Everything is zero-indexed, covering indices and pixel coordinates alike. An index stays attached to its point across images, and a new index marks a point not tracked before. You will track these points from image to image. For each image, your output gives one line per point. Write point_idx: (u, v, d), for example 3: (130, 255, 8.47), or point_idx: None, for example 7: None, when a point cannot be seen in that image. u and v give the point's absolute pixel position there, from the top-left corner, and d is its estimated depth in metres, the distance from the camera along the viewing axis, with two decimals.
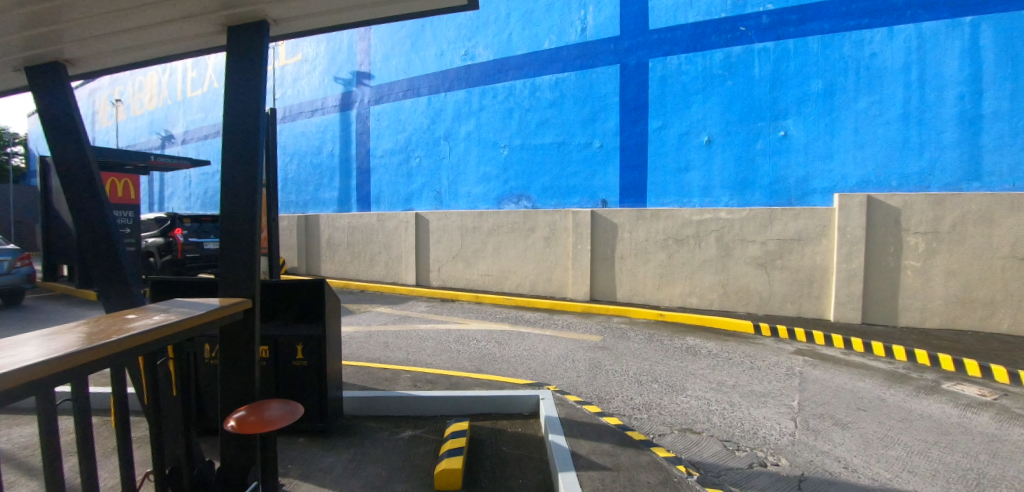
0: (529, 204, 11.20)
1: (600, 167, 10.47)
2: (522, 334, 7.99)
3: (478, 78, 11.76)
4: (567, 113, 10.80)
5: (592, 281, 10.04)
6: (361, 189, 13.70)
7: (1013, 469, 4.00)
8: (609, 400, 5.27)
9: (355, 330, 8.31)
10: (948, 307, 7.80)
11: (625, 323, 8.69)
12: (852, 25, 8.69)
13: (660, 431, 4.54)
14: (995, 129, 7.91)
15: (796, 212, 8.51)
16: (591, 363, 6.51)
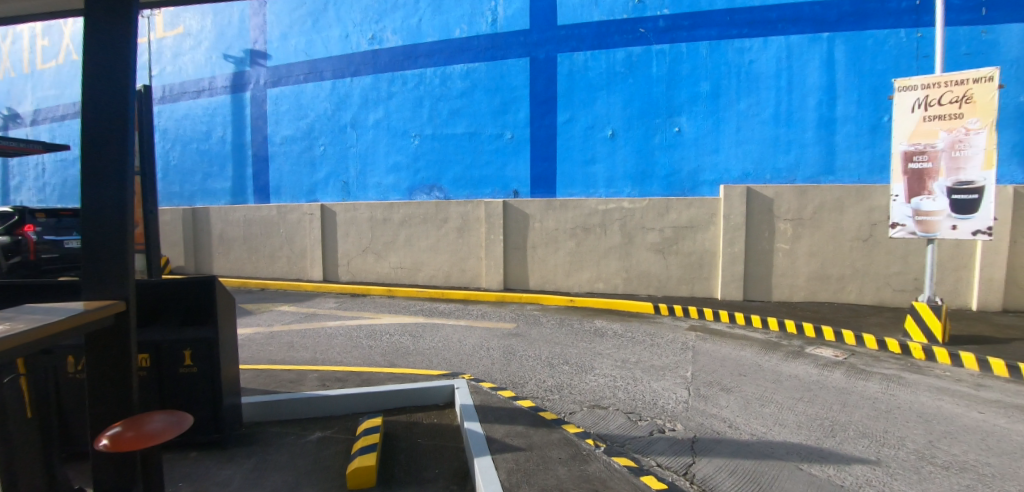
0: (441, 195, 11.28)
1: (511, 158, 10.79)
2: (436, 326, 8.14)
3: (386, 64, 11.61)
4: (477, 104, 11.00)
5: (505, 271, 10.37)
6: (258, 178, 13.01)
7: (857, 414, 4.81)
8: (522, 384, 5.60)
9: (255, 331, 8.00)
10: (811, 283, 9.00)
11: (537, 310, 9.11)
12: (734, 33, 9.65)
13: (571, 409, 4.93)
14: (846, 130, 9.21)
15: (688, 202, 9.36)
16: (505, 350, 6.82)
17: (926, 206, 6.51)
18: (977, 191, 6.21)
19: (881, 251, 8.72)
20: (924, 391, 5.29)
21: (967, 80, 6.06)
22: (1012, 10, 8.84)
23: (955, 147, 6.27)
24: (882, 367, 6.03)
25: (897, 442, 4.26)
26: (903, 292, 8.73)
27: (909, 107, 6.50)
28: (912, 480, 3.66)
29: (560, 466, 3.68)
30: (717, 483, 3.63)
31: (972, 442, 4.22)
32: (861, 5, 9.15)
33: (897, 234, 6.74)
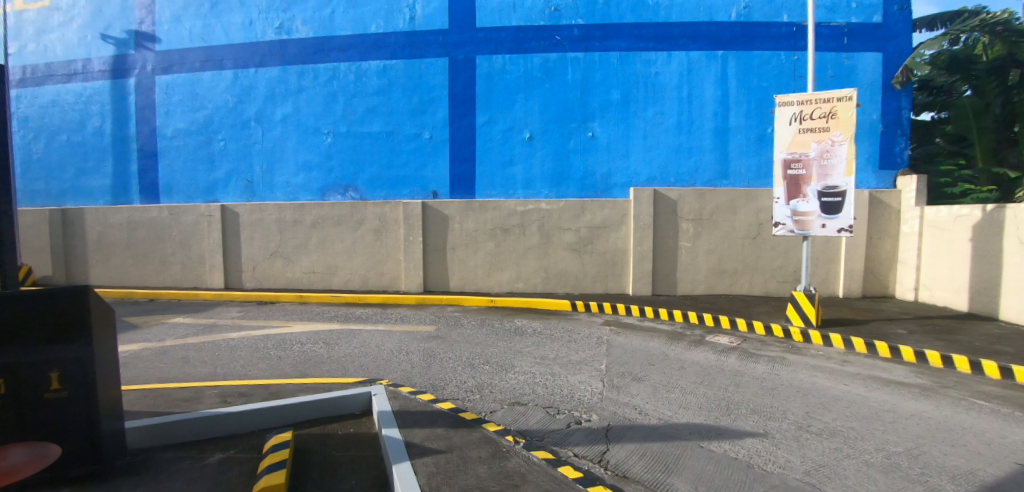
0: (356, 195, 11.08)
1: (429, 158, 10.83)
2: (352, 333, 7.94)
3: (295, 56, 11.23)
4: (395, 102, 10.92)
5: (425, 273, 10.38)
6: (146, 175, 12.03)
7: (749, 393, 5.38)
8: (443, 386, 5.66)
9: (143, 347, 7.32)
10: (709, 278, 9.85)
11: (458, 311, 9.23)
12: (642, 46, 10.36)
13: (491, 409, 5.04)
14: (738, 139, 10.21)
15: (601, 204, 9.90)
16: (424, 352, 6.89)
17: (802, 207, 7.40)
18: (840, 195, 7.16)
19: (766, 248, 9.73)
20: (802, 369, 6.02)
21: (833, 99, 7.00)
22: (869, 39, 10.23)
23: (824, 156, 7.19)
24: (769, 350, 6.77)
25: (781, 415, 4.81)
26: (785, 284, 9.80)
27: (788, 120, 7.34)
28: (793, 447, 4.15)
29: (480, 465, 3.68)
30: (628, 467, 3.88)
31: (840, 411, 4.87)
32: (750, 28, 10.20)
33: (779, 232, 7.59)
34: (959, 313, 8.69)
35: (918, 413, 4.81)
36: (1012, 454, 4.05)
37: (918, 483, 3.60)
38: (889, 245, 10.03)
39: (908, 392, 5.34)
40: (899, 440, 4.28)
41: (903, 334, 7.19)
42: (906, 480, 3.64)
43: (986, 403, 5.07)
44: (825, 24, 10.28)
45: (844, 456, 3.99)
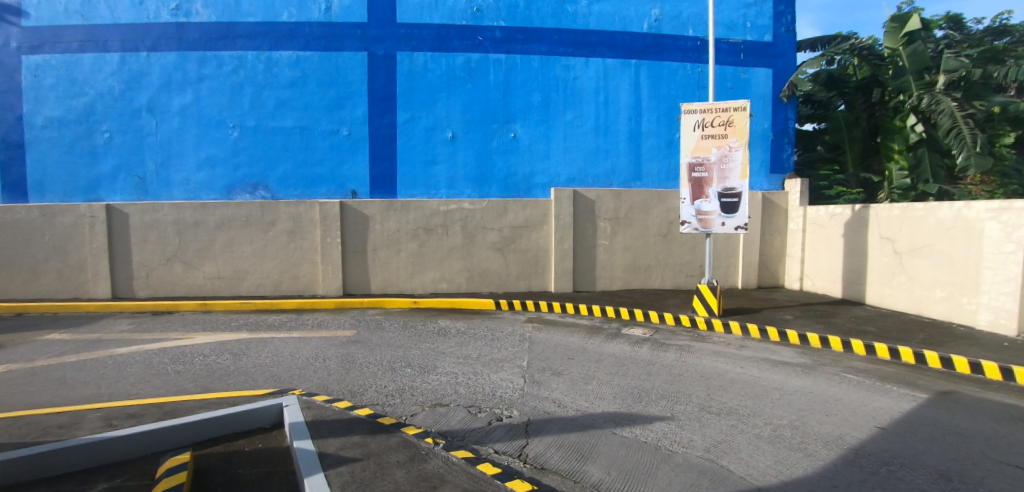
0: (267, 194, 10.58)
1: (348, 155, 10.55)
2: (264, 341, 7.16)
3: (195, 41, 10.51)
4: (309, 96, 10.53)
5: (344, 275, 10.07)
6: (10, 170, 10.69)
7: (659, 380, 5.73)
8: (362, 392, 5.06)
9: (10, 368, 6.32)
10: (626, 274, 10.40)
11: (380, 315, 8.92)
12: (562, 51, 10.75)
13: (412, 411, 4.62)
14: (651, 144, 10.92)
15: (524, 203, 10.16)
16: (344, 359, 6.18)
17: (705, 207, 8.03)
18: (736, 196, 7.85)
19: (675, 244, 10.46)
20: (706, 356, 6.55)
21: (731, 109, 7.70)
22: (761, 56, 11.26)
23: (723, 161, 7.85)
24: (677, 339, 7.30)
25: (686, 399, 5.16)
26: (692, 277, 10.59)
27: (691, 127, 7.94)
28: (695, 427, 4.48)
29: (398, 470, 3.55)
30: (547, 458, 3.87)
31: (736, 392, 5.35)
32: (660, 39, 10.92)
33: (685, 230, 8.19)
34: (834, 298, 9.86)
35: (800, 389, 5.41)
36: (873, 418, 4.68)
37: (798, 450, 4.06)
38: (779, 241, 11.13)
39: (792, 371, 5.98)
40: (783, 414, 4.80)
41: (789, 319, 8.08)
42: (788, 448, 4.10)
43: (855, 376, 5.80)
44: (726, 40, 11.14)
45: (738, 432, 4.39)
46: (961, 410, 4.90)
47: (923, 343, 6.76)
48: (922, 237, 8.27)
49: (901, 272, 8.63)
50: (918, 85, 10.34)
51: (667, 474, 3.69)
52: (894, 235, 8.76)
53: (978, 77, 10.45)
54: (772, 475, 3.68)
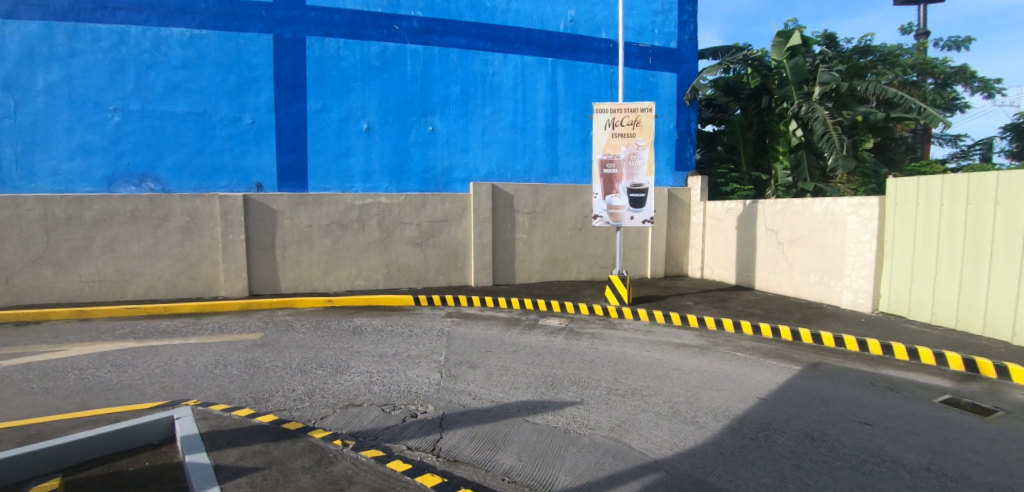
0: (157, 187, 9.63)
1: (252, 145, 9.88)
2: (156, 350, 6.61)
3: (65, 11, 9.19)
4: (206, 79, 9.67)
5: (249, 275, 9.51)
6: None
7: (572, 367, 5.94)
8: (267, 398, 4.81)
9: None
10: (543, 267, 10.72)
11: (291, 315, 8.45)
12: (480, 46, 10.77)
13: (321, 414, 4.45)
14: (567, 140, 11.32)
15: (442, 198, 10.14)
16: (247, 364, 5.84)
17: (616, 202, 8.40)
18: (643, 191, 8.31)
19: (590, 238, 10.98)
20: (617, 342, 6.87)
21: (638, 109, 8.14)
22: (667, 61, 11.91)
23: (631, 158, 8.26)
24: (590, 328, 7.62)
25: (595, 383, 5.39)
26: (605, 268, 11.18)
27: (603, 125, 8.25)
28: (602, 409, 4.71)
29: (302, 475, 3.45)
30: (460, 450, 3.90)
31: (640, 374, 5.68)
32: (575, 39, 11.26)
33: (597, 223, 8.49)
34: (729, 284, 10.73)
35: (697, 368, 5.84)
36: (756, 390, 5.17)
37: (692, 424, 4.40)
38: (683, 233, 11.88)
39: (692, 352, 6.43)
40: (681, 391, 5.16)
41: (690, 304, 8.69)
42: (683, 423, 4.43)
43: (743, 354, 6.35)
44: (636, 44, 11.64)
45: (641, 411, 4.67)
46: (828, 378, 5.53)
47: (799, 321, 7.60)
48: (800, 228, 9.20)
49: (783, 260, 9.55)
50: (798, 95, 11.40)
51: (574, 455, 3.86)
52: (778, 227, 9.67)
53: (847, 89, 11.59)
54: (668, 448, 3.97)
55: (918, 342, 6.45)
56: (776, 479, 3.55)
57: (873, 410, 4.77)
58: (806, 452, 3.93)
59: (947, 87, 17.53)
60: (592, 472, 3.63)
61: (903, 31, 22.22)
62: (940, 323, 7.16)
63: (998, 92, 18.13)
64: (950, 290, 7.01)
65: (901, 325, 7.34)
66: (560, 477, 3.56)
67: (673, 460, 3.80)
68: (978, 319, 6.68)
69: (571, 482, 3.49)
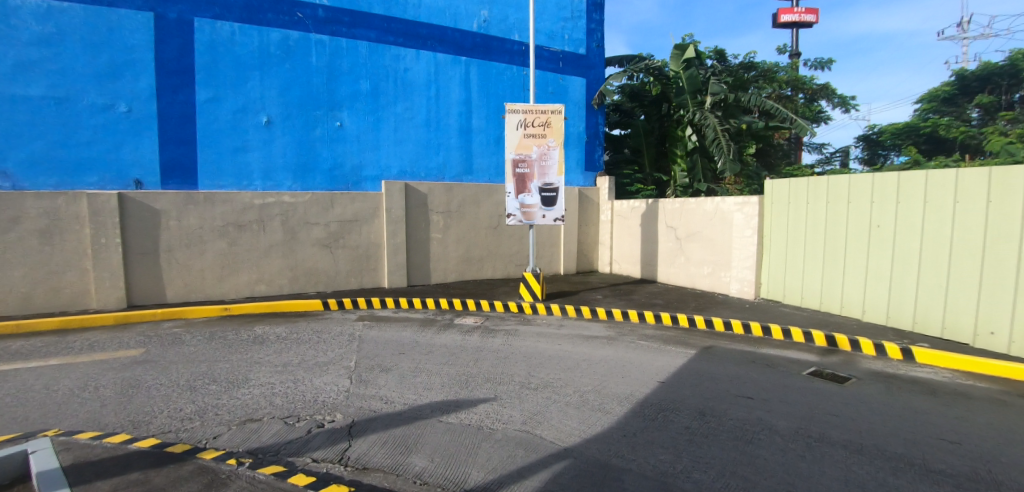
0: (4, 183, 8.19)
1: (128, 137, 8.77)
2: (9, 374, 5.74)
3: None
4: (69, 59, 8.41)
5: (127, 283, 8.51)
6: None
7: (486, 363, 6.01)
8: (150, 419, 4.36)
9: None
10: (459, 265, 10.81)
11: (178, 327, 7.68)
12: (391, 40, 10.51)
13: (215, 433, 4.12)
14: (481, 139, 11.46)
15: (352, 197, 9.81)
16: (125, 385, 5.23)
17: (528, 201, 8.55)
18: (554, 190, 8.57)
19: (504, 236, 11.25)
20: (530, 338, 7.02)
21: (548, 111, 8.38)
22: (576, 66, 12.31)
23: (543, 158, 8.48)
24: (504, 324, 7.74)
25: (508, 379, 5.47)
26: (519, 266, 11.55)
27: (515, 126, 8.36)
28: (515, 403, 4.79)
29: None
30: (369, 457, 3.80)
31: (551, 366, 5.84)
32: (488, 40, 11.38)
33: (511, 222, 8.59)
34: (634, 278, 11.32)
35: (604, 357, 6.12)
36: (656, 375, 5.51)
37: (598, 410, 4.60)
38: (592, 231, 12.34)
39: (599, 343, 6.72)
40: (589, 380, 5.37)
41: (599, 298, 9.09)
42: (590, 410, 4.61)
43: (646, 342, 6.73)
44: (547, 48, 11.91)
45: (551, 402, 4.80)
46: (719, 360, 6.01)
47: (694, 309, 8.23)
48: (694, 225, 9.91)
49: (680, 254, 10.25)
50: (692, 103, 12.26)
51: (487, 450, 3.90)
52: (676, 224, 10.37)
53: (733, 100, 12.56)
54: (576, 435, 4.13)
55: (791, 322, 7.35)
56: (671, 455, 3.85)
57: (752, 385, 5.27)
58: (698, 427, 4.30)
59: (814, 101, 19.60)
60: (504, 465, 3.70)
61: (778, 51, 24.72)
62: (807, 305, 8.18)
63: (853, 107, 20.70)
64: (816, 276, 8.02)
65: (779, 309, 8.21)
66: (472, 474, 3.58)
67: (582, 446, 3.96)
68: (836, 300, 7.75)
69: (484, 477, 3.53)
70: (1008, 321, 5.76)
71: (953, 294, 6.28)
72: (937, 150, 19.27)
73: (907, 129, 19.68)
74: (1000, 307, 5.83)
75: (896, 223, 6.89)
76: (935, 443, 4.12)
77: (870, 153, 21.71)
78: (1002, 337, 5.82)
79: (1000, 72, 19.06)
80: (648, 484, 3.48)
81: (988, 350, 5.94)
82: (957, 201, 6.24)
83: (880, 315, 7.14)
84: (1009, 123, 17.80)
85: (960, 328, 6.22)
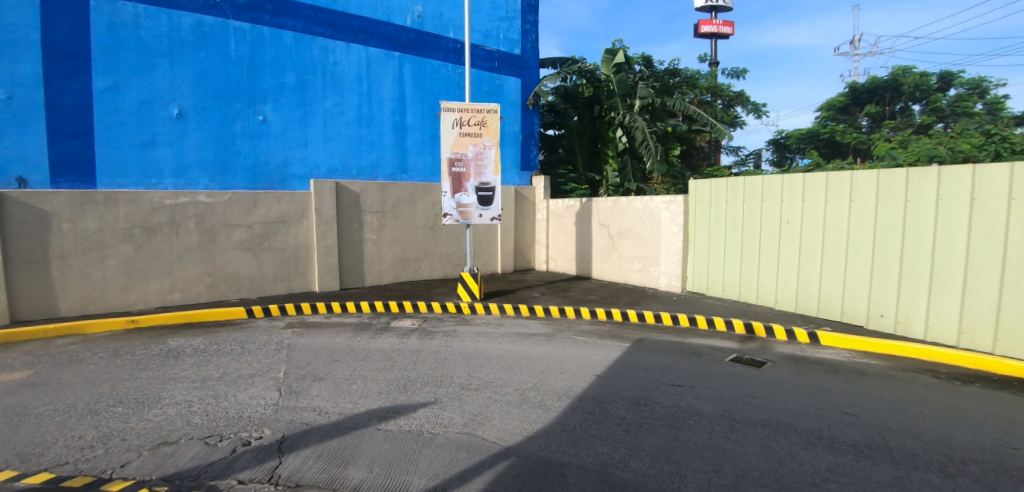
0: None
1: (9, 129, 7.72)
2: None
3: None
4: None
5: (9, 297, 7.40)
6: None
7: (425, 366, 5.81)
8: (41, 452, 3.83)
9: None
10: (394, 266, 10.51)
11: (75, 344, 6.86)
12: (319, 31, 9.98)
13: (123, 461, 3.68)
14: (415, 137, 11.20)
15: (277, 197, 9.25)
16: (8, 414, 4.57)
17: (465, 200, 8.40)
18: (491, 190, 8.47)
19: (441, 236, 11.12)
20: (469, 338, 6.89)
21: (484, 110, 8.27)
22: (512, 66, 12.27)
23: (479, 158, 8.35)
24: (443, 325, 7.55)
25: (449, 381, 5.30)
26: (456, 266, 11.45)
27: (451, 125, 8.18)
28: (456, 406, 4.64)
29: None
30: (303, 474, 3.53)
31: (492, 366, 5.73)
32: (423, 36, 11.13)
33: (447, 221, 8.40)
34: (571, 276, 11.42)
35: (543, 354, 6.09)
36: (593, 369, 5.54)
37: (539, 407, 4.54)
38: (529, 229, 12.36)
39: (539, 340, 6.70)
40: (530, 378, 5.32)
41: (538, 295, 9.09)
42: (531, 407, 4.55)
43: (583, 337, 6.78)
44: (482, 47, 11.77)
45: (493, 402, 4.69)
46: (652, 351, 6.14)
47: (628, 303, 8.42)
48: (626, 223, 10.14)
49: (614, 251, 10.45)
50: (622, 106, 12.56)
51: (428, 456, 3.73)
52: (609, 222, 10.56)
53: (660, 104, 12.91)
54: (518, 434, 4.04)
55: (714, 312, 7.69)
56: (610, 446, 3.85)
57: (684, 373, 5.42)
58: (635, 417, 4.34)
59: (731, 107, 20.63)
60: (446, 470, 3.54)
61: (700, 59, 25.93)
62: (728, 296, 8.61)
63: (765, 113, 21.96)
64: (738, 268, 8.45)
65: (705, 301, 8.56)
66: (415, 482, 3.40)
67: (523, 444, 3.88)
68: (753, 290, 8.24)
69: (425, 485, 3.36)
70: (894, 304, 6.53)
71: (849, 281, 6.99)
72: (834, 154, 20.92)
73: (808, 134, 21.26)
74: (888, 292, 6.58)
75: (802, 219, 7.52)
76: (841, 416, 4.40)
77: (779, 156, 23.08)
78: (889, 317, 6.57)
79: (885, 86, 20.93)
80: (590, 476, 3.44)
81: (878, 330, 6.67)
82: (853, 198, 6.94)
83: (790, 303, 7.74)
84: (891, 131, 19.87)
85: (856, 311, 6.93)
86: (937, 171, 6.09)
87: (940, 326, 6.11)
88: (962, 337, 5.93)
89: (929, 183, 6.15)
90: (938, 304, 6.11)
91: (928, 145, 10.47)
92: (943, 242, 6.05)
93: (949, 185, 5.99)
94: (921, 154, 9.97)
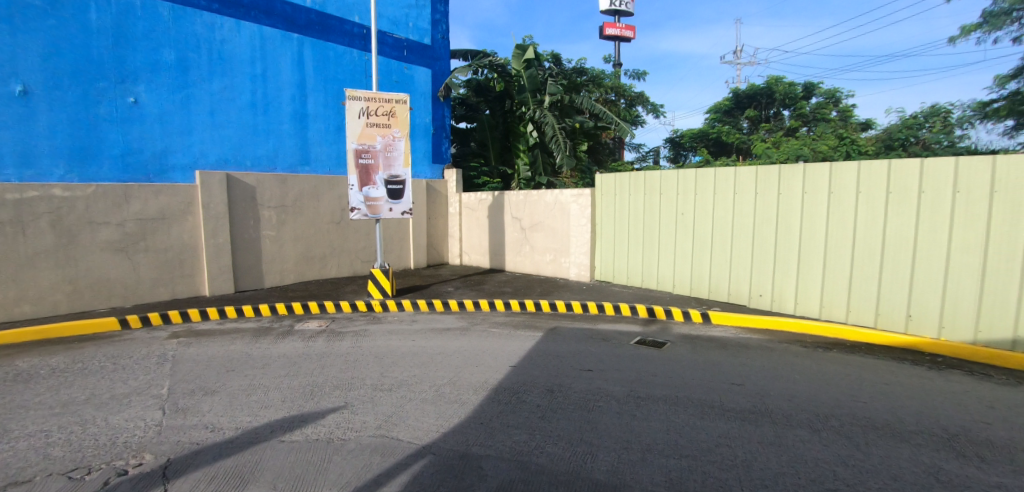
0: None
1: None
2: None
3: None
4: None
5: None
6: None
7: (333, 369, 5.44)
8: None
9: None
10: (295, 264, 9.85)
11: None
12: (202, 5, 9.03)
13: None
14: (316, 126, 10.57)
15: (156, 190, 8.28)
16: None
17: (373, 194, 7.99)
18: (401, 183, 8.16)
19: (348, 231, 10.63)
20: (380, 336, 6.56)
21: (393, 100, 7.92)
22: (421, 56, 11.90)
23: (387, 149, 8.00)
24: (353, 325, 7.16)
25: (359, 383, 4.98)
26: (365, 262, 11.00)
27: (357, 114, 7.69)
28: (368, 408, 4.35)
29: None
30: None
31: (405, 364, 5.48)
32: (324, 19, 10.50)
33: (355, 216, 7.96)
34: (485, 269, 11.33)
35: (458, 348, 5.93)
36: (507, 360, 5.48)
37: (455, 403, 4.39)
38: (441, 223, 12.09)
39: (453, 334, 6.53)
40: (444, 373, 5.14)
41: (452, 290, 8.90)
42: (446, 403, 4.39)
43: (498, 329, 6.72)
44: (390, 34, 11.27)
45: (407, 401, 4.47)
46: (564, 339, 6.19)
47: (540, 293, 8.49)
48: (538, 216, 10.20)
49: (526, 243, 10.48)
50: (533, 101, 12.61)
51: (338, 464, 3.46)
52: (521, 215, 10.56)
53: (568, 101, 13.15)
54: (434, 431, 3.86)
55: (620, 299, 7.93)
56: (526, 435, 3.78)
57: (592, 358, 5.52)
58: (548, 404, 4.32)
59: (632, 107, 21.48)
60: (358, 477, 3.29)
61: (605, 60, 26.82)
62: (631, 283, 8.93)
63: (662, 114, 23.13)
64: (639, 256, 8.78)
65: (612, 289, 8.82)
66: None
67: (439, 441, 3.71)
68: (653, 276, 8.60)
69: None
70: (770, 284, 7.10)
71: (734, 265, 7.50)
72: (722, 153, 22.66)
73: (699, 133, 22.83)
74: (765, 273, 7.15)
75: (694, 209, 7.94)
76: (731, 387, 4.67)
77: (676, 154, 24.18)
78: (767, 296, 7.15)
79: (760, 93, 22.76)
80: (508, 468, 3.34)
81: (758, 308, 7.23)
82: (738, 188, 7.41)
83: (685, 287, 8.16)
84: (766, 132, 21.76)
85: (740, 292, 7.46)
86: (803, 167, 6.68)
87: (806, 302, 6.75)
88: (823, 310, 6.59)
89: (798, 175, 6.74)
90: (805, 283, 6.74)
91: (796, 146, 11.51)
92: (808, 228, 6.69)
93: (814, 178, 6.61)
94: (789, 155, 11.07)
